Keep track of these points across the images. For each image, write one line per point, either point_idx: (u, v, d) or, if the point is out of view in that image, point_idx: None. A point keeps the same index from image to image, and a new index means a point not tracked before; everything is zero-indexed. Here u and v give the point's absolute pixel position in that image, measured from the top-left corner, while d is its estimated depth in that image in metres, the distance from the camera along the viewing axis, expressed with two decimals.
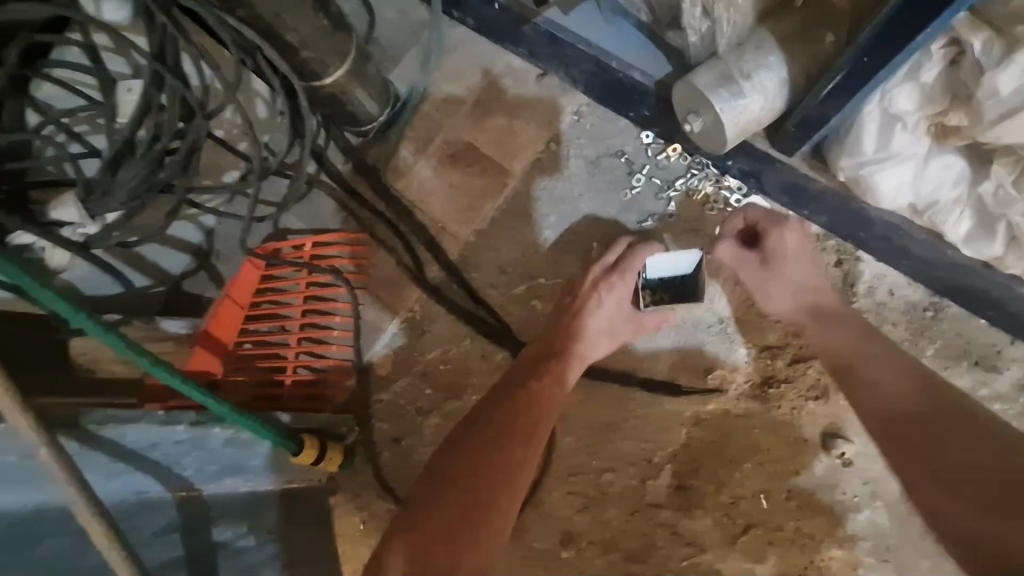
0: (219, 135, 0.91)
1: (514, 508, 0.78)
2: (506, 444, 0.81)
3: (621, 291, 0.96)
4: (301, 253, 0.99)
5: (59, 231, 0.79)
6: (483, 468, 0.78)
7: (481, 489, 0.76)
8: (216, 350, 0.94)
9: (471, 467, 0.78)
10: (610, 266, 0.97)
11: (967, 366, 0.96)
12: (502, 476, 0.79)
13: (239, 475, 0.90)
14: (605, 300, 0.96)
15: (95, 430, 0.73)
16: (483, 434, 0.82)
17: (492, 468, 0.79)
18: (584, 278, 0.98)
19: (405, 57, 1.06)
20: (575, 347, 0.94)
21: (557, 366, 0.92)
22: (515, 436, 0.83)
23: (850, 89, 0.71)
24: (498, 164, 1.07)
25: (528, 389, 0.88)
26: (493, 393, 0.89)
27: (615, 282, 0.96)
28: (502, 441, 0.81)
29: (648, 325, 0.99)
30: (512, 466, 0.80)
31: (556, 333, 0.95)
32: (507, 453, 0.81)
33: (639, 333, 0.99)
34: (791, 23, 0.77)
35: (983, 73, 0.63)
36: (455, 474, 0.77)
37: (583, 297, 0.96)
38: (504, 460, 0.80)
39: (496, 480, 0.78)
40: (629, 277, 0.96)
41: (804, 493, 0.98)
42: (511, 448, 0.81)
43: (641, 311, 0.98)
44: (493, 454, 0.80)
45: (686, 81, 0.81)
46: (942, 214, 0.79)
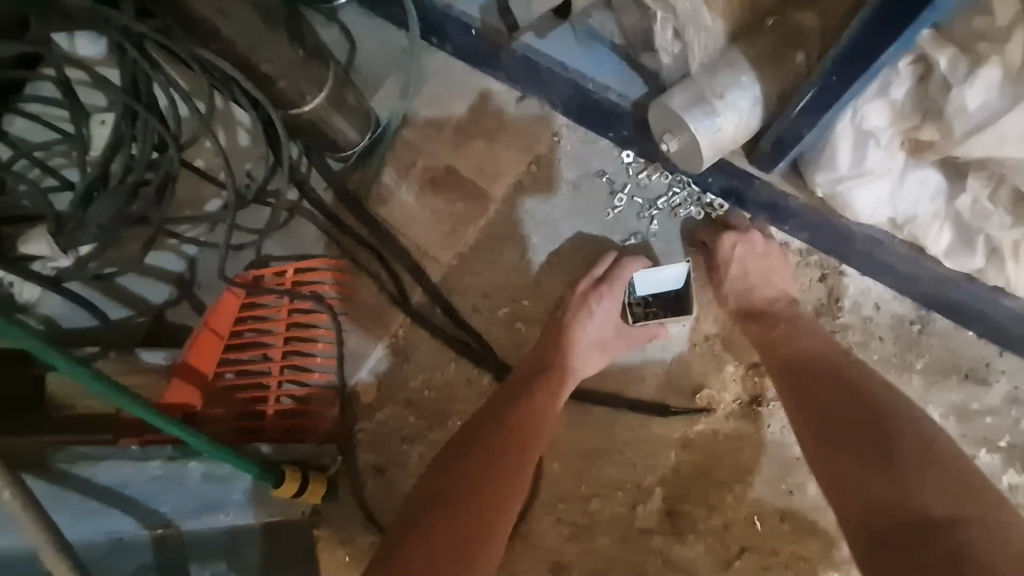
0: (199, 165, 0.92)
1: (508, 526, 0.75)
2: (496, 467, 0.79)
3: (610, 303, 0.95)
4: (283, 279, 0.98)
5: (30, 266, 0.79)
6: (474, 493, 0.75)
7: (474, 510, 0.73)
8: (195, 381, 0.92)
9: (462, 493, 0.75)
10: (599, 278, 0.97)
11: (956, 380, 0.95)
12: (497, 494, 0.76)
13: (217, 511, 0.86)
14: (595, 311, 0.95)
15: (66, 469, 0.74)
16: (471, 458, 0.79)
17: (486, 490, 0.76)
18: (573, 292, 0.97)
19: (384, 84, 1.07)
20: (565, 366, 0.92)
21: (548, 386, 0.90)
22: (509, 459, 0.80)
23: (820, 109, 0.71)
24: (479, 188, 1.06)
25: (512, 415, 0.85)
26: (474, 420, 0.86)
27: (604, 293, 0.95)
28: (492, 465, 0.78)
29: (638, 338, 0.97)
30: (503, 487, 0.77)
31: (546, 353, 0.93)
32: (500, 473, 0.78)
33: (628, 348, 0.98)
34: (761, 43, 0.78)
35: (950, 89, 0.63)
36: (444, 505, 0.74)
37: (572, 313, 0.95)
38: (495, 492, 0.76)
39: (492, 501, 0.75)
40: (617, 289, 0.96)
41: (799, 514, 0.96)
42: (496, 478, 0.78)
43: (629, 325, 0.98)
44: (482, 477, 0.77)
45: (660, 102, 0.81)
46: (921, 227, 0.78)
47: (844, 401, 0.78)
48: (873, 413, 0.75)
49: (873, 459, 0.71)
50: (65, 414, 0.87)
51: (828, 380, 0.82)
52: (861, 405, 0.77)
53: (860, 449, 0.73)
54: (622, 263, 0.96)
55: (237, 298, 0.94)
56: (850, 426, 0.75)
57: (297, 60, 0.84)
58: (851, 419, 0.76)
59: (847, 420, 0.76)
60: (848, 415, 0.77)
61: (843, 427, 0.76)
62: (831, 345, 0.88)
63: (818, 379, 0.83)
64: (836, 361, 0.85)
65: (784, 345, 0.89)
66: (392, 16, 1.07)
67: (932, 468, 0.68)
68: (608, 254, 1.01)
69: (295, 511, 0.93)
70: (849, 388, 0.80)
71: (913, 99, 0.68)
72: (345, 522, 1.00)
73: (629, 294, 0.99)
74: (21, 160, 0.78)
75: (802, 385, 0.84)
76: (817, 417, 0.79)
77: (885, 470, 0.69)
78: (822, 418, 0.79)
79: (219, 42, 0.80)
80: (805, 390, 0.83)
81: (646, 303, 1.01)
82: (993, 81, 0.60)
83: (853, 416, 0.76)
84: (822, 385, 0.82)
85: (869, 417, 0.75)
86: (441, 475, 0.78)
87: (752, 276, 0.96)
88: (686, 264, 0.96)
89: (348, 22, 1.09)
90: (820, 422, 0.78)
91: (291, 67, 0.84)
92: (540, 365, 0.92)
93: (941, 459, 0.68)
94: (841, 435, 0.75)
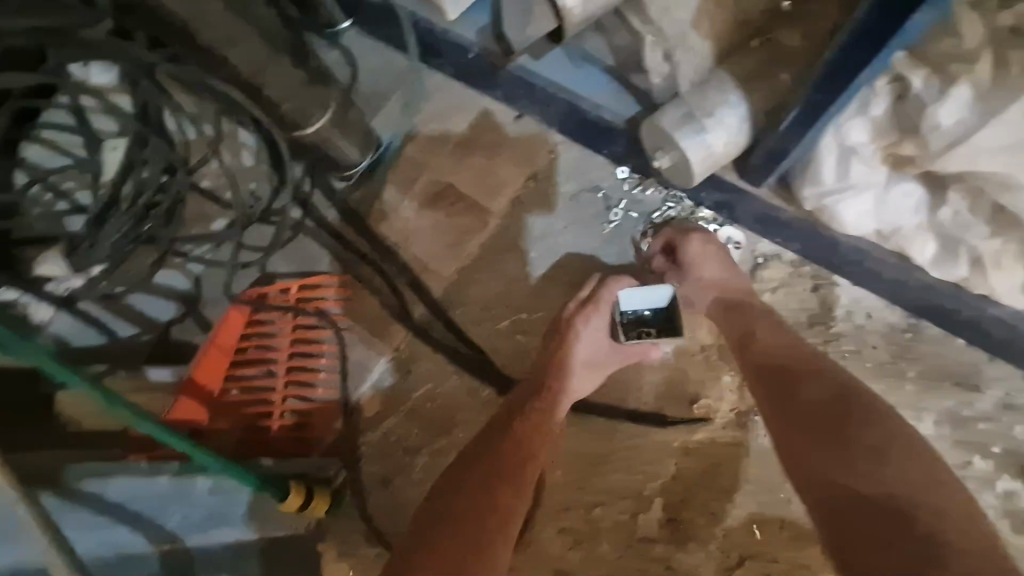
0: (205, 185, 0.95)
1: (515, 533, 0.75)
2: (514, 476, 0.79)
3: (598, 323, 0.96)
4: (288, 296, 1.03)
5: (44, 287, 0.82)
6: (497, 495, 0.76)
7: (493, 507, 0.75)
8: (201, 396, 0.96)
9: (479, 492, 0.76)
10: (586, 297, 0.98)
11: (949, 387, 0.97)
12: (512, 501, 0.76)
13: (223, 525, 0.89)
14: (583, 332, 0.96)
15: (81, 487, 0.77)
16: (491, 462, 0.80)
17: (495, 501, 0.76)
18: (562, 313, 0.99)
19: (386, 104, 1.10)
20: (564, 379, 0.94)
21: (552, 397, 0.91)
22: (512, 478, 0.79)
23: (805, 125, 0.74)
24: (478, 204, 1.09)
25: (526, 422, 0.87)
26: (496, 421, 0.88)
27: (590, 313, 0.96)
28: (498, 484, 0.77)
29: (632, 353, 0.97)
30: (510, 495, 0.77)
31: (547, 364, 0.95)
32: (516, 480, 0.79)
33: (624, 363, 0.99)
34: (745, 64, 0.81)
35: (925, 108, 0.66)
36: (462, 504, 0.74)
37: (563, 330, 0.97)
38: (509, 496, 0.77)
39: (504, 513, 0.75)
40: (604, 309, 0.96)
41: (797, 520, 0.97)
42: (511, 480, 0.78)
43: (621, 342, 0.96)
44: (500, 480, 0.78)
45: (651, 120, 0.84)
46: (906, 238, 0.81)
47: (802, 373, 0.80)
48: (846, 397, 0.75)
49: (851, 459, 0.68)
50: (75, 430, 0.88)
51: (790, 356, 0.82)
52: (823, 386, 0.77)
53: (820, 439, 0.71)
54: (608, 281, 0.97)
55: (241, 315, 0.99)
56: (820, 430, 0.72)
57: (302, 81, 0.86)
58: (816, 398, 0.76)
59: (810, 402, 0.76)
60: (811, 395, 0.76)
61: (806, 404, 0.76)
62: (802, 353, 0.82)
63: (799, 383, 0.79)
64: (810, 363, 0.81)
65: (771, 348, 0.84)
66: (392, 39, 1.11)
67: (898, 459, 0.67)
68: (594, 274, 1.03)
69: (301, 525, 0.96)
70: (812, 374, 0.79)
71: (891, 116, 0.71)
72: (349, 536, 0.99)
73: (619, 313, 0.96)
74: (35, 184, 0.81)
75: (775, 392, 0.79)
76: (781, 393, 0.79)
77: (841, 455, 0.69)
78: (799, 423, 0.74)
79: (227, 68, 0.82)
80: (781, 394, 0.78)
81: (637, 322, 0.96)
82: (966, 100, 0.63)
83: (829, 415, 0.73)
84: (798, 392, 0.78)
85: (835, 400, 0.75)
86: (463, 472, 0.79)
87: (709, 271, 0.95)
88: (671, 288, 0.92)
89: (350, 44, 1.13)
90: (788, 408, 0.77)
91: (297, 89, 0.87)
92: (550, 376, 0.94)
93: (907, 440, 0.69)
94: (806, 411, 0.75)
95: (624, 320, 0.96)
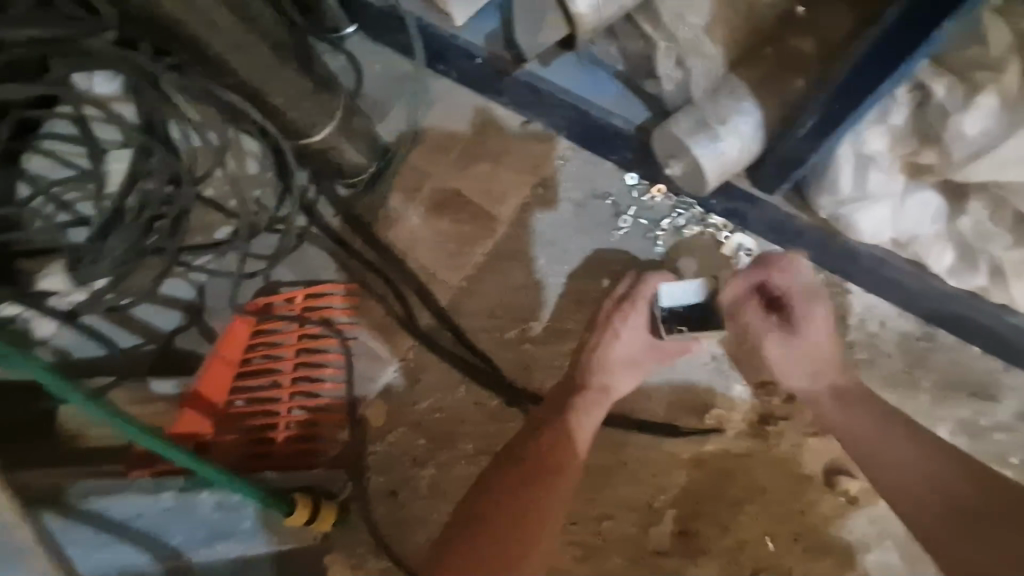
0: (209, 195, 0.93)
1: (542, 540, 0.77)
2: (536, 480, 0.81)
3: (635, 321, 0.95)
4: (292, 305, 1.01)
5: (47, 301, 0.80)
6: (514, 497, 0.80)
7: (515, 511, 0.78)
8: (204, 409, 0.94)
9: (504, 499, 0.80)
10: (622, 295, 0.96)
11: (964, 397, 0.96)
12: (535, 505, 0.79)
13: (229, 539, 0.85)
14: (621, 331, 0.95)
15: (80, 505, 0.77)
16: (514, 467, 0.83)
17: (518, 505, 0.79)
18: (598, 314, 0.98)
19: (391, 110, 1.10)
20: (586, 387, 0.93)
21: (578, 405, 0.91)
22: (543, 479, 0.82)
23: (822, 133, 0.73)
24: (485, 211, 1.08)
25: (547, 430, 0.87)
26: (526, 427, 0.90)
27: (628, 311, 0.95)
28: (524, 486, 0.80)
29: (671, 351, 0.96)
30: (533, 498, 0.80)
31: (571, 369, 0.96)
32: (541, 484, 0.81)
33: (660, 364, 0.97)
34: (759, 70, 0.80)
35: (948, 116, 0.65)
36: (484, 512, 0.78)
37: (599, 329, 0.96)
38: (531, 499, 0.80)
39: (531, 519, 0.78)
40: (641, 306, 0.94)
41: (811, 532, 0.95)
42: (535, 485, 0.81)
43: (659, 339, 0.95)
44: (524, 486, 0.81)
45: (664, 127, 0.83)
46: (924, 249, 0.79)
47: (894, 444, 0.83)
48: (957, 477, 0.78)
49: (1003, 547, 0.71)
50: (82, 445, 0.87)
51: (874, 422, 0.86)
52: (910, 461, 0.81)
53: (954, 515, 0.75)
54: (647, 277, 0.96)
55: (247, 325, 0.97)
56: (988, 518, 0.74)
57: (307, 90, 0.86)
58: (929, 484, 0.79)
59: (931, 476, 0.79)
60: (909, 472, 0.80)
61: (933, 488, 0.78)
62: (921, 433, 0.84)
63: (879, 457, 0.83)
64: (901, 445, 0.83)
65: (859, 432, 0.86)
66: (398, 44, 1.09)
67: (960, 508, 0.76)
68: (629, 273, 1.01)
69: (305, 539, 0.93)
70: (899, 447, 0.83)
71: (912, 124, 0.69)
72: (356, 550, 0.97)
73: (660, 309, 0.93)
74: (38, 197, 0.79)
75: (896, 483, 0.81)
76: (901, 483, 0.80)
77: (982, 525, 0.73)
78: (930, 503, 0.77)
79: (231, 75, 0.81)
80: (895, 474, 0.81)
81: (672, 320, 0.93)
82: (992, 109, 0.62)
83: (937, 496, 0.77)
84: (887, 459, 0.82)
85: (954, 476, 0.78)
86: (488, 482, 0.82)
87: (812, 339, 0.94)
88: (701, 283, 0.92)
89: (355, 50, 1.12)
90: (909, 492, 0.79)
91: (300, 98, 0.85)
92: (573, 385, 0.93)
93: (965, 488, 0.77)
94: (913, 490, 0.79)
95: (665, 317, 0.93)
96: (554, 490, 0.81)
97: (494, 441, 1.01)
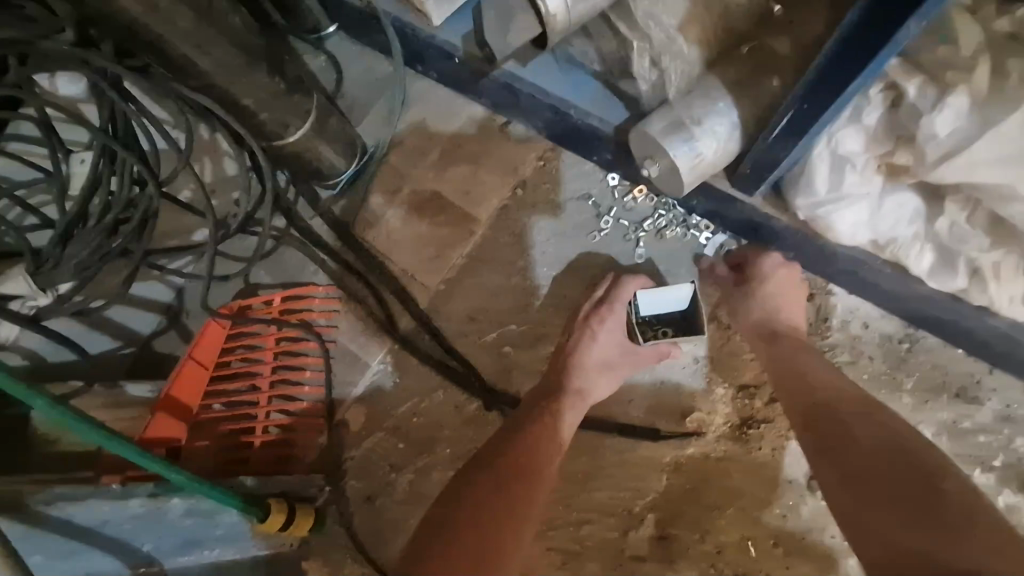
0: (184, 197, 0.94)
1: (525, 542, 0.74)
2: (521, 481, 0.78)
3: (612, 324, 0.95)
4: (271, 308, 1.00)
5: (8, 304, 0.79)
6: (497, 496, 0.76)
7: (499, 507, 0.75)
8: (180, 414, 0.92)
9: (489, 498, 0.75)
10: (600, 298, 0.97)
11: (947, 400, 0.95)
12: (520, 505, 0.76)
13: (203, 546, 0.88)
14: (598, 333, 0.94)
15: (42, 510, 0.73)
16: (500, 468, 0.79)
17: (505, 505, 0.75)
18: (575, 318, 0.98)
19: (371, 110, 1.09)
20: (563, 392, 0.91)
21: (555, 407, 0.89)
22: (521, 479, 0.79)
23: (796, 134, 0.72)
24: (464, 213, 1.07)
25: (530, 432, 0.85)
26: (507, 428, 0.87)
27: (605, 314, 0.95)
28: (502, 489, 0.76)
29: (648, 357, 0.96)
30: (518, 500, 0.76)
31: (549, 372, 0.95)
32: (525, 486, 0.78)
33: (638, 368, 0.97)
34: (735, 70, 0.79)
35: (920, 117, 0.63)
36: (462, 508, 0.74)
37: (577, 333, 0.95)
38: (513, 499, 0.76)
39: (512, 515, 0.74)
40: (618, 309, 0.95)
41: (792, 537, 0.94)
42: (518, 485, 0.77)
43: (637, 345, 0.96)
44: (507, 486, 0.77)
45: (640, 128, 0.82)
46: (903, 249, 0.78)
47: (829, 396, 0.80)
48: (892, 434, 0.72)
49: (921, 513, 0.62)
50: (53, 450, 0.86)
51: (827, 375, 0.83)
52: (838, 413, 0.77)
53: (868, 469, 0.69)
54: (623, 281, 0.96)
55: (221, 327, 0.96)
56: (905, 481, 0.66)
57: (278, 92, 0.85)
58: (855, 436, 0.74)
59: (860, 427, 0.74)
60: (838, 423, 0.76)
61: (858, 436, 0.73)
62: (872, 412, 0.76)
63: (840, 426, 0.76)
64: (850, 417, 0.76)
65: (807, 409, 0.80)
66: (377, 45, 1.08)
67: (887, 464, 0.69)
68: (607, 275, 1.01)
69: (283, 544, 0.93)
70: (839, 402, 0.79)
71: (886, 124, 0.68)
72: (332, 555, 0.97)
73: (636, 315, 0.96)
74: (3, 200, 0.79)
75: (828, 441, 0.75)
76: (830, 432, 0.76)
77: (904, 480, 0.66)
78: (863, 466, 0.70)
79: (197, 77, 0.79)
80: (831, 444, 0.74)
81: (653, 323, 0.97)
82: (963, 109, 0.61)
83: (872, 460, 0.70)
84: (839, 429, 0.75)
85: (889, 433, 0.72)
86: (470, 481, 0.78)
87: (779, 297, 0.93)
88: (692, 285, 0.91)
89: (334, 50, 1.11)
90: (834, 445, 0.74)
91: (271, 100, 0.84)
92: (550, 388, 0.92)
93: (902, 449, 0.70)
94: (835, 440, 0.75)
95: (641, 322, 0.97)
96: (536, 496, 0.78)
97: (473, 445, 1.00)
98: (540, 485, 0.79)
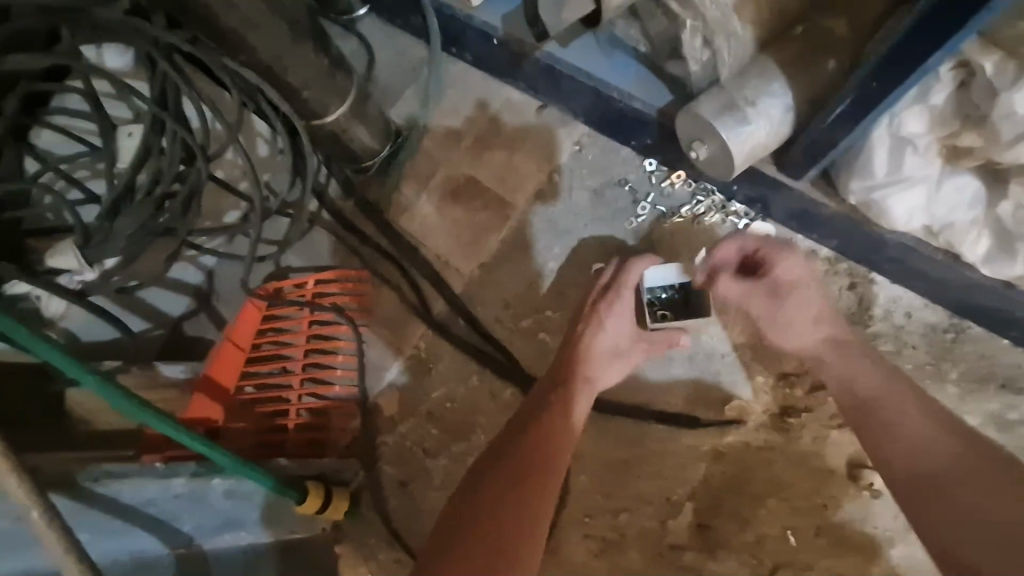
0: (220, 176, 0.91)
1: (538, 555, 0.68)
2: (530, 478, 0.73)
3: (622, 309, 0.90)
4: (303, 291, 0.97)
5: (57, 280, 0.79)
6: (497, 510, 0.69)
7: (503, 528, 0.68)
8: (216, 395, 0.91)
9: (488, 520, 0.68)
10: (608, 282, 0.92)
11: (993, 390, 0.93)
12: (526, 508, 0.71)
13: (236, 529, 0.87)
14: (607, 319, 0.90)
15: (90, 487, 0.72)
16: (502, 469, 0.74)
17: (510, 514, 0.69)
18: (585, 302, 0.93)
19: (405, 93, 1.07)
20: (581, 371, 0.87)
21: (566, 393, 0.85)
22: (529, 486, 0.73)
23: (859, 115, 0.70)
24: (500, 197, 1.05)
25: (542, 426, 0.80)
26: (507, 425, 0.81)
27: (614, 298, 0.90)
28: (516, 490, 0.72)
29: (658, 343, 0.93)
30: (524, 507, 0.71)
31: (561, 360, 0.89)
32: (529, 487, 0.73)
33: (648, 355, 0.93)
34: (791, 51, 0.78)
35: (996, 94, 0.62)
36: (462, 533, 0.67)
37: (585, 316, 0.91)
38: (520, 505, 0.71)
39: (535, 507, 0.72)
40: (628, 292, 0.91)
41: (834, 529, 0.93)
42: (527, 489, 0.72)
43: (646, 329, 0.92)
44: (510, 488, 0.72)
45: (689, 110, 0.81)
46: (958, 235, 0.77)
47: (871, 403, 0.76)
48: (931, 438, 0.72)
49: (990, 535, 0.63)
50: (91, 430, 0.86)
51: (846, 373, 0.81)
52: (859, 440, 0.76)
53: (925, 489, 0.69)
54: (630, 263, 0.91)
55: (257, 310, 0.95)
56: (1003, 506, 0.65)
57: (323, 69, 0.83)
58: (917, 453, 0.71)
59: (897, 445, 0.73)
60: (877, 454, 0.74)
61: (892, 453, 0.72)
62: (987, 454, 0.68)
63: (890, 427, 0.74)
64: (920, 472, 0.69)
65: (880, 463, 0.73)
66: (412, 26, 1.07)
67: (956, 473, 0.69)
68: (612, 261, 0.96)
69: (316, 528, 0.95)
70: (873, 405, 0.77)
71: (954, 104, 0.67)
72: (367, 538, 0.97)
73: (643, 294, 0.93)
74: (47, 173, 0.78)
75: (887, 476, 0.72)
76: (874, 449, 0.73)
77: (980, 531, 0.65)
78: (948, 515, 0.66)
79: (246, 54, 0.78)
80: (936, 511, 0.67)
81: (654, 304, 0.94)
82: None
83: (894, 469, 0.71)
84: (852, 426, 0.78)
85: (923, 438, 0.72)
86: (468, 501, 0.71)
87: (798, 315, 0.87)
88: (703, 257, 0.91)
89: (366, 32, 1.09)
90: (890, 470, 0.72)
91: (316, 79, 0.83)
92: (556, 378, 0.87)
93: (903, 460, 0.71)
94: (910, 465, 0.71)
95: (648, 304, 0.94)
96: (548, 492, 0.73)
97: None
98: (551, 480, 0.75)
